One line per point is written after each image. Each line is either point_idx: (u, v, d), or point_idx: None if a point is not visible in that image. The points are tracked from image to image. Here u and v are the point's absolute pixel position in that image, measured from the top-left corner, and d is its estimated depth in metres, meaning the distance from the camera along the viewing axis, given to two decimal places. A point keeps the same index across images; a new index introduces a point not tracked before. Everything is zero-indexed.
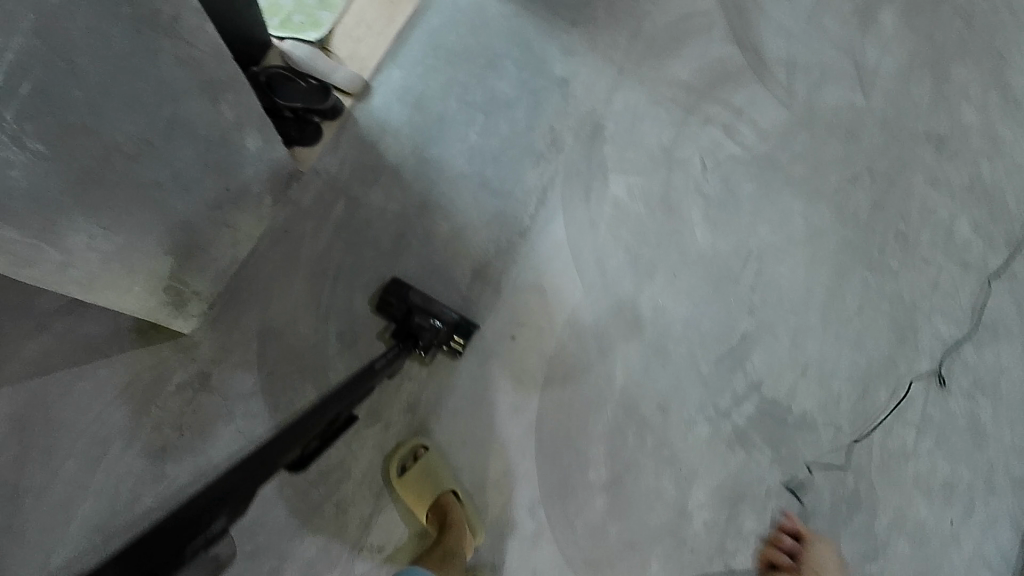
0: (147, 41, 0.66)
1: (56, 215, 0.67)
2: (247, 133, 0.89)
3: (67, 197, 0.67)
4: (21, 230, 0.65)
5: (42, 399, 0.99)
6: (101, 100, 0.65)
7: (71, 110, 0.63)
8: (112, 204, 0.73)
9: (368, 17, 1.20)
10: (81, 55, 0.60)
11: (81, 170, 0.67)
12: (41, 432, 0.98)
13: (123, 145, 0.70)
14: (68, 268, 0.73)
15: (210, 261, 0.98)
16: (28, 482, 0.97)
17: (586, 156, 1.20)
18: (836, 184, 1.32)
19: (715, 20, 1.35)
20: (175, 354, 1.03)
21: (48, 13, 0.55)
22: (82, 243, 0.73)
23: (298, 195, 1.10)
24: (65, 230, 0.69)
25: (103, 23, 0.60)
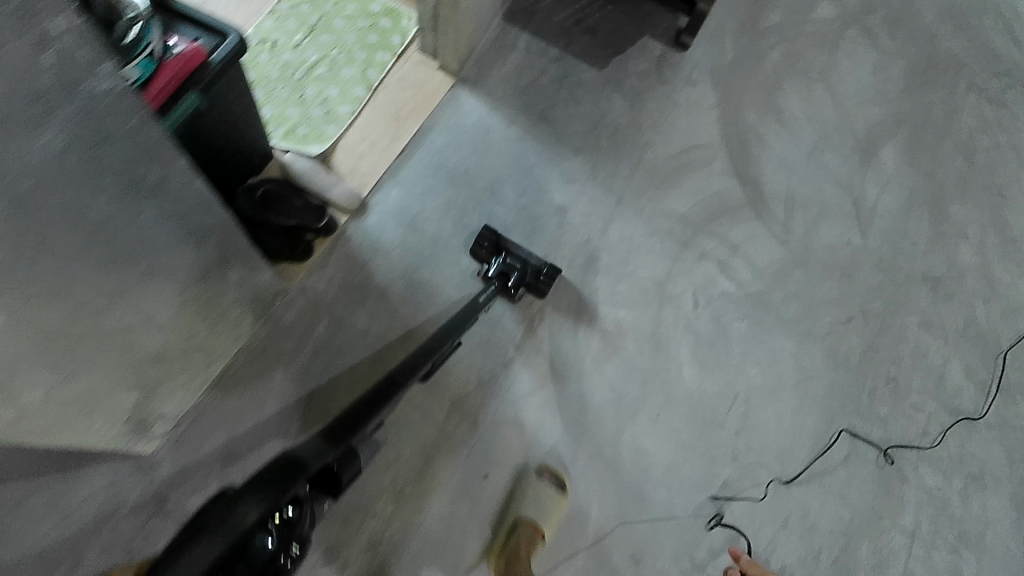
0: (128, 205, 0.65)
1: (11, 380, 0.64)
2: (231, 268, 0.91)
3: (25, 361, 0.65)
4: None
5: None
6: (72, 267, 0.63)
7: (36, 282, 0.60)
8: (72, 360, 0.72)
9: (373, 134, 1.22)
10: (51, 229, 0.58)
11: (44, 333, 0.65)
12: None
13: (91, 302, 0.69)
14: (22, 422, 0.70)
15: (178, 383, 0.97)
16: None
17: (577, 287, 1.20)
18: (829, 325, 1.30)
19: (715, 154, 1.38)
20: (133, 473, 1.01)
21: (21, 200, 0.53)
22: (36, 400, 0.70)
23: (281, 313, 1.10)
24: (20, 390, 0.67)
25: (80, 200, 0.59)
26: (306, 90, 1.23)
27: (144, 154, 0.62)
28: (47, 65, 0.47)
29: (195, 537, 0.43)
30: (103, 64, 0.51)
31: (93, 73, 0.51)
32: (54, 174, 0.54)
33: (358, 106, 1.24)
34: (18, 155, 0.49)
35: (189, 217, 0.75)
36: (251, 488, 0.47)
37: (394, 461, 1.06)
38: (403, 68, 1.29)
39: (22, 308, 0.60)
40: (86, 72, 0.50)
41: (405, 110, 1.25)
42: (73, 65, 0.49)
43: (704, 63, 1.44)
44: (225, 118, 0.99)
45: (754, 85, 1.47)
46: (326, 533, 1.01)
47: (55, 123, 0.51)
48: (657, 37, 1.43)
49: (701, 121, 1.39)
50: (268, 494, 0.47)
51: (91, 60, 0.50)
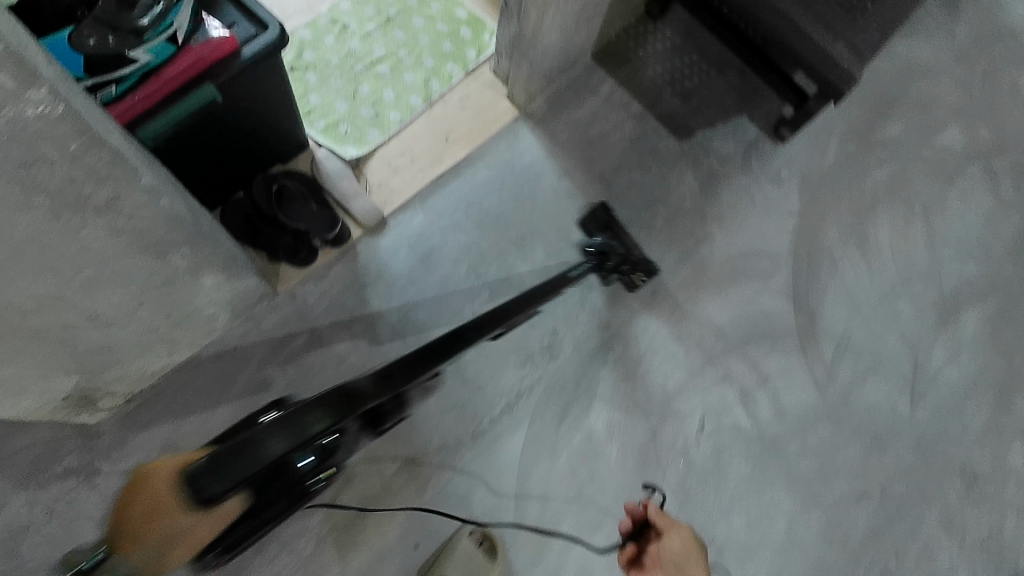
0: (65, 219, 0.59)
1: None
2: (204, 272, 0.84)
3: None
4: None
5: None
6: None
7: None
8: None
9: (416, 149, 1.13)
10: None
11: None
12: None
13: (13, 308, 0.63)
14: None
15: (135, 367, 0.91)
16: None
17: (577, 375, 1.09)
18: (838, 497, 1.18)
19: (777, 267, 1.23)
20: (75, 436, 0.96)
21: None
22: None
23: (264, 313, 1.03)
24: None
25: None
26: (361, 86, 1.15)
27: (87, 172, 0.57)
28: None
29: (269, 431, 0.50)
30: (30, 90, 0.46)
31: (18, 101, 0.46)
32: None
33: (410, 116, 1.15)
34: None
35: (155, 230, 0.70)
36: (319, 404, 0.54)
37: (325, 504, 0.98)
38: (469, 86, 1.18)
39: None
40: (11, 98, 0.45)
41: (457, 134, 1.15)
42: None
43: (797, 163, 1.30)
44: (250, 107, 0.91)
45: (844, 202, 1.31)
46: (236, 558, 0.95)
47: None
48: (757, 119, 1.29)
49: (773, 226, 1.25)
50: (334, 414, 0.54)
51: (11, 89, 0.45)
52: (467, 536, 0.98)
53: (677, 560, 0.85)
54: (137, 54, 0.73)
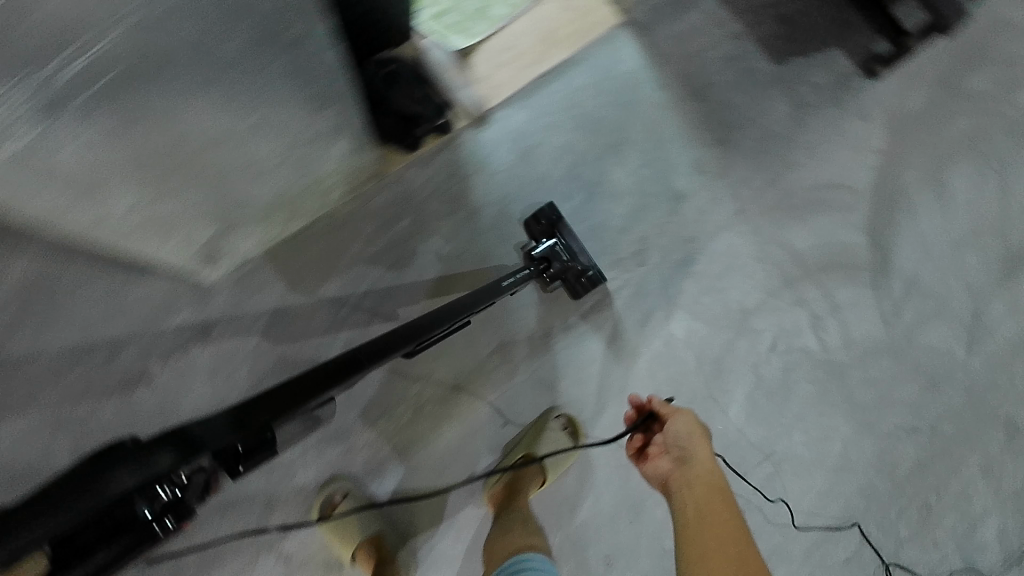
0: (262, 51, 0.62)
1: (104, 185, 0.65)
2: (339, 139, 0.87)
3: (126, 171, 0.65)
4: (61, 188, 0.62)
5: (48, 282, 0.95)
6: (191, 97, 0.61)
7: (148, 97, 0.57)
8: (172, 175, 0.70)
9: (519, 47, 1.13)
10: (178, 54, 0.55)
11: (147, 157, 0.65)
12: (40, 310, 0.95)
13: (194, 136, 0.67)
14: (104, 223, 0.71)
15: (256, 230, 0.94)
16: (8, 354, 0.95)
17: (662, 283, 1.12)
18: (890, 427, 1.24)
19: (856, 202, 1.26)
20: (190, 295, 0.98)
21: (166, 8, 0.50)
22: (120, 206, 0.69)
23: (371, 193, 1.05)
24: (108, 198, 0.67)
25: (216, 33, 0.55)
26: None
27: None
28: None
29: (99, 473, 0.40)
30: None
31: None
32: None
33: (514, 13, 1.14)
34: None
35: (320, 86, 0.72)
36: (167, 441, 0.44)
37: (423, 378, 1.04)
38: None
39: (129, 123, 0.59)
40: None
41: (560, 34, 1.14)
42: None
43: (885, 102, 1.31)
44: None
45: (925, 147, 1.33)
46: (339, 419, 1.01)
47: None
48: (850, 54, 1.28)
49: (858, 162, 1.27)
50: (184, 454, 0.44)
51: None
52: (553, 420, 1.05)
53: (682, 446, 0.79)
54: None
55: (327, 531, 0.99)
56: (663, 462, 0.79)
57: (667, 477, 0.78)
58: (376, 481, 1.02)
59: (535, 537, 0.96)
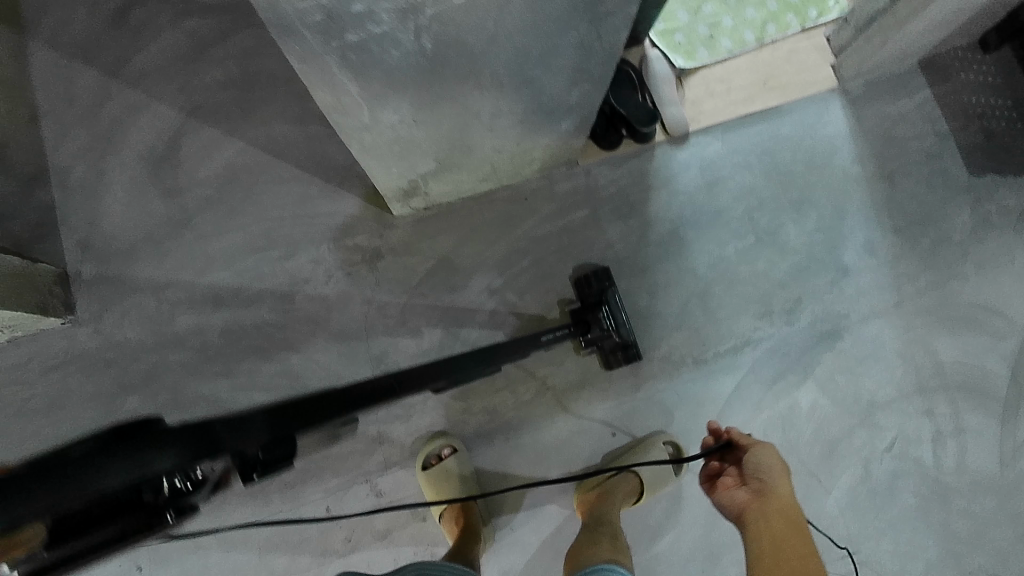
0: (575, 15, 0.65)
1: (393, 94, 0.68)
2: (567, 119, 0.90)
3: (416, 89, 0.69)
4: (363, 87, 0.66)
5: (257, 174, 1.04)
6: (500, 37, 0.65)
7: (475, 24, 0.61)
8: (439, 105, 0.74)
9: (734, 82, 1.16)
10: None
11: (438, 79, 0.69)
12: (240, 193, 1.03)
13: (480, 74, 0.71)
14: (366, 131, 0.75)
15: (457, 180, 0.97)
16: (201, 224, 1.02)
17: (803, 348, 1.12)
18: (982, 568, 1.19)
19: (1013, 333, 1.22)
20: (373, 223, 1.03)
21: None
22: (389, 119, 0.74)
23: (558, 178, 1.08)
24: (386, 108, 0.71)
25: None
26: (705, 5, 1.17)
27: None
28: None
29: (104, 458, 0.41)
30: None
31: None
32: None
33: (739, 49, 1.17)
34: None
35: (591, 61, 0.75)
36: (180, 442, 0.45)
37: (553, 364, 1.06)
38: (800, 42, 1.19)
39: (449, 44, 0.63)
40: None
41: (775, 82, 1.17)
42: None
43: None
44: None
45: None
46: None
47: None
48: None
49: None
50: (190, 453, 0.45)
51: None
52: (660, 445, 1.04)
53: (762, 478, 0.74)
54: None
55: (423, 482, 1.00)
56: (740, 492, 0.75)
57: (745, 507, 0.73)
58: (478, 447, 1.05)
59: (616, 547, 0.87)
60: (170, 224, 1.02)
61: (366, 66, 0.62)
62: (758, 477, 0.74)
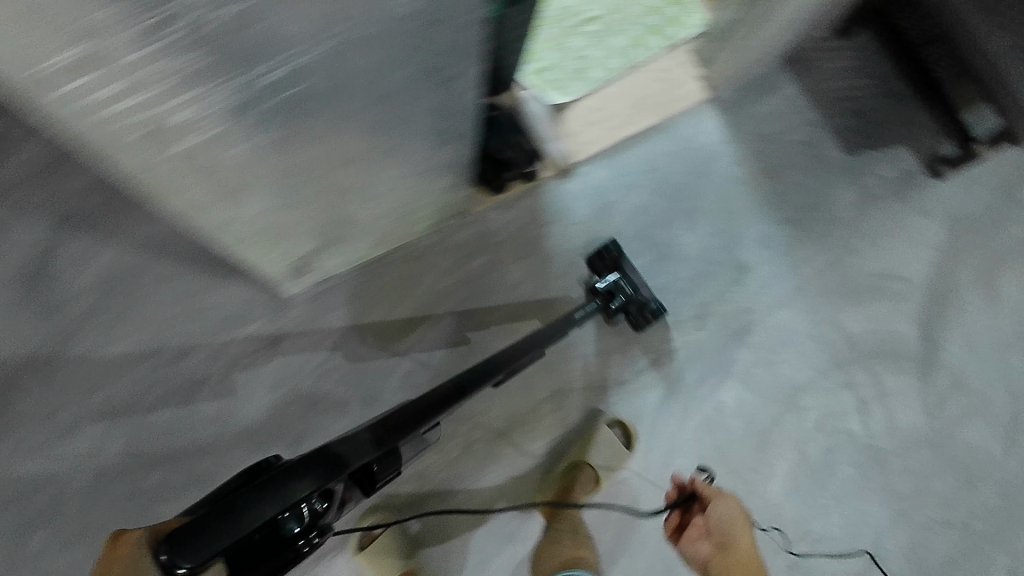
0: (416, 83, 0.65)
1: (242, 190, 0.67)
2: (441, 177, 0.92)
3: (267, 181, 0.68)
4: (209, 190, 0.64)
5: (136, 279, 1.02)
6: (346, 118, 0.64)
7: (312, 120, 0.61)
8: (302, 192, 0.74)
9: (610, 108, 1.19)
10: (350, 83, 0.59)
11: (289, 168, 0.68)
12: (122, 300, 1.02)
13: (333, 157, 0.70)
14: (226, 228, 0.74)
15: (345, 251, 0.98)
16: (84, 340, 1.00)
17: (717, 348, 1.16)
18: (926, 519, 1.23)
19: (912, 293, 1.28)
20: (266, 306, 1.04)
21: (354, 39, 0.52)
22: (250, 213, 0.73)
23: (452, 231, 1.11)
24: (240, 204, 0.70)
25: (387, 63, 0.59)
26: (570, 39, 1.21)
27: (443, 48, 0.62)
28: None
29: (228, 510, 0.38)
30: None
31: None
32: (386, 35, 0.54)
33: (609, 77, 1.21)
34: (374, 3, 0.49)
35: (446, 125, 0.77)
36: (307, 463, 0.42)
37: (479, 411, 1.07)
38: (667, 59, 1.24)
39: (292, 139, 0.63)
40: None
41: (650, 101, 1.21)
42: None
43: (947, 201, 1.34)
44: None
45: (986, 249, 1.35)
46: None
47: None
48: (918, 152, 1.33)
49: (915, 255, 1.30)
50: (325, 477, 0.42)
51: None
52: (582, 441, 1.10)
53: (723, 531, 0.86)
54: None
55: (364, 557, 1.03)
56: (704, 544, 0.86)
57: (709, 559, 0.86)
58: (417, 508, 1.06)
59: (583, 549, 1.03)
60: (51, 345, 1.00)
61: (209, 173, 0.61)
62: (720, 531, 0.86)
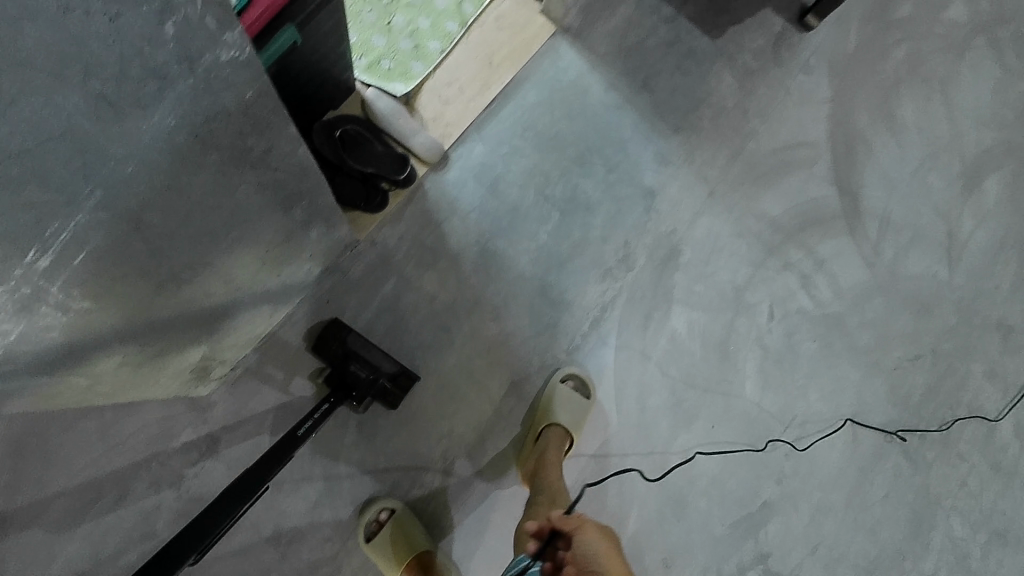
0: (228, 169, 0.56)
1: (92, 353, 0.61)
2: (313, 224, 0.82)
3: (113, 333, 0.61)
4: (51, 371, 0.58)
5: (42, 437, 0.97)
6: (166, 245, 0.57)
7: (128, 260, 0.54)
8: (145, 326, 0.66)
9: (462, 78, 1.12)
10: (151, 209, 0.51)
11: (129, 307, 0.60)
12: (36, 461, 0.97)
13: (174, 273, 0.62)
14: (92, 384, 0.69)
15: (246, 330, 0.91)
16: (15, 514, 0.96)
17: (654, 282, 1.12)
18: (896, 361, 1.26)
19: (819, 154, 1.26)
20: (187, 412, 1.00)
21: (117, 181, 0.45)
22: (107, 366, 0.67)
23: (349, 264, 1.04)
24: (97, 362, 0.64)
25: (182, 173, 0.51)
26: (395, 17, 1.12)
27: (253, 125, 0.54)
28: (170, 33, 0.38)
29: None
30: (228, 31, 0.42)
31: (217, 42, 0.42)
32: (162, 154, 0.46)
33: (449, 44, 1.13)
34: (121, 138, 0.42)
35: (286, 189, 0.68)
36: None
37: (446, 436, 1.04)
38: (502, 4, 1.15)
39: (110, 288, 0.55)
40: (210, 41, 0.41)
41: (500, 56, 1.14)
42: (199, 32, 0.40)
43: (824, 49, 1.31)
44: (321, 49, 0.89)
45: (872, 83, 1.34)
46: (356, 488, 1.02)
47: (167, 100, 0.43)
48: (780, 11, 1.28)
49: (810, 115, 1.27)
50: None
51: (213, 29, 0.41)
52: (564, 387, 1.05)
53: None
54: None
55: (377, 551, 0.98)
56: None
57: None
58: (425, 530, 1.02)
59: (557, 505, 0.91)
60: None
61: (53, 356, 0.55)
62: None
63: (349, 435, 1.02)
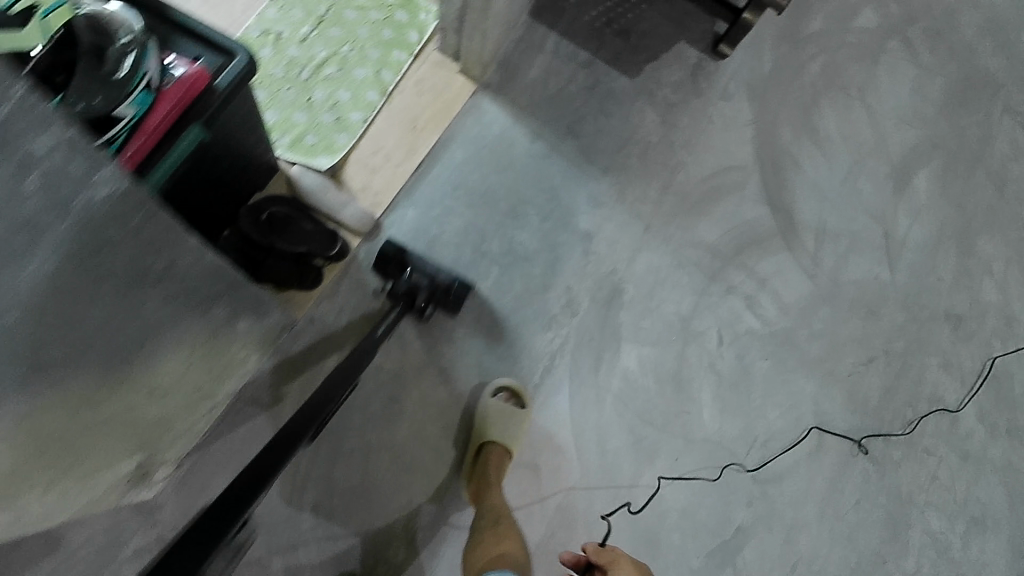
0: (128, 293, 0.56)
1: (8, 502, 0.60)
2: (239, 318, 0.82)
3: (30, 473, 0.60)
4: None
5: None
6: (70, 377, 0.57)
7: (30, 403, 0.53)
8: (64, 461, 0.65)
9: (388, 144, 1.13)
10: (45, 350, 0.51)
11: (39, 447, 0.59)
12: None
13: (84, 402, 0.61)
14: (18, 526, 0.67)
15: (187, 427, 0.91)
16: None
17: (600, 322, 1.13)
18: (851, 367, 1.28)
19: (748, 177, 1.29)
20: (135, 516, 1.00)
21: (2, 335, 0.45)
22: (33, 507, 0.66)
23: (290, 344, 1.06)
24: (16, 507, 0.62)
25: (76, 311, 0.51)
26: (314, 93, 1.13)
27: (147, 248, 0.55)
28: (31, 189, 0.40)
29: None
30: (97, 171, 0.43)
31: (87, 182, 0.43)
32: (50, 299, 0.46)
33: (371, 113, 1.14)
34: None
35: (200, 294, 0.69)
36: None
37: (406, 506, 1.03)
38: (420, 69, 1.18)
39: (15, 434, 0.54)
40: (78, 183, 0.43)
41: (423, 119, 1.15)
42: (64, 181, 0.41)
43: (741, 74, 1.35)
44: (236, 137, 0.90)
45: (792, 99, 1.38)
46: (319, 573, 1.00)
47: (45, 243, 0.43)
48: (694, 43, 1.32)
49: (735, 139, 1.31)
50: None
51: (79, 174, 0.42)
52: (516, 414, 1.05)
53: None
54: (123, 110, 0.71)
55: None
56: None
57: None
58: None
59: (507, 541, 0.95)
60: None
61: None
62: None
63: (307, 520, 1.00)
